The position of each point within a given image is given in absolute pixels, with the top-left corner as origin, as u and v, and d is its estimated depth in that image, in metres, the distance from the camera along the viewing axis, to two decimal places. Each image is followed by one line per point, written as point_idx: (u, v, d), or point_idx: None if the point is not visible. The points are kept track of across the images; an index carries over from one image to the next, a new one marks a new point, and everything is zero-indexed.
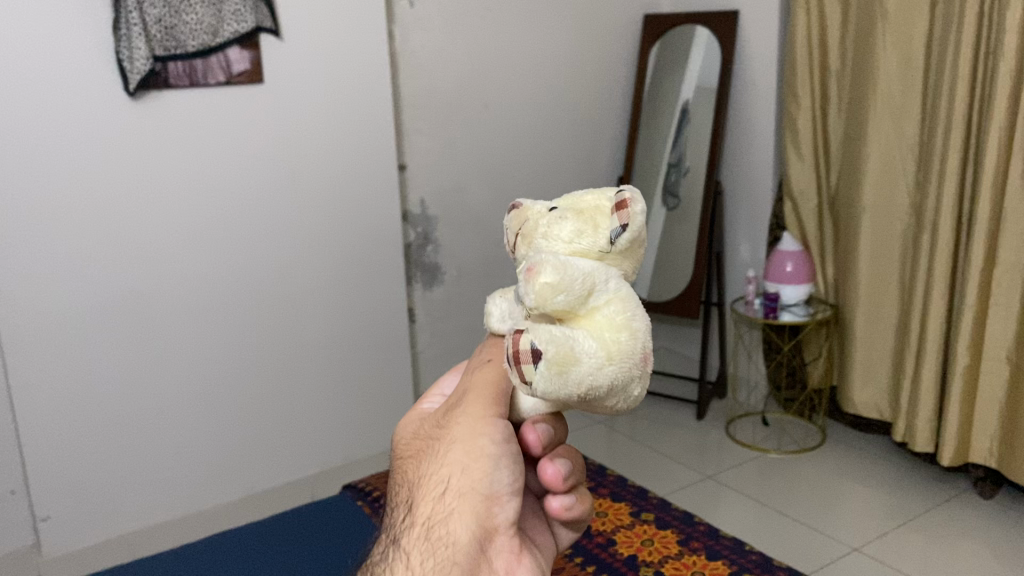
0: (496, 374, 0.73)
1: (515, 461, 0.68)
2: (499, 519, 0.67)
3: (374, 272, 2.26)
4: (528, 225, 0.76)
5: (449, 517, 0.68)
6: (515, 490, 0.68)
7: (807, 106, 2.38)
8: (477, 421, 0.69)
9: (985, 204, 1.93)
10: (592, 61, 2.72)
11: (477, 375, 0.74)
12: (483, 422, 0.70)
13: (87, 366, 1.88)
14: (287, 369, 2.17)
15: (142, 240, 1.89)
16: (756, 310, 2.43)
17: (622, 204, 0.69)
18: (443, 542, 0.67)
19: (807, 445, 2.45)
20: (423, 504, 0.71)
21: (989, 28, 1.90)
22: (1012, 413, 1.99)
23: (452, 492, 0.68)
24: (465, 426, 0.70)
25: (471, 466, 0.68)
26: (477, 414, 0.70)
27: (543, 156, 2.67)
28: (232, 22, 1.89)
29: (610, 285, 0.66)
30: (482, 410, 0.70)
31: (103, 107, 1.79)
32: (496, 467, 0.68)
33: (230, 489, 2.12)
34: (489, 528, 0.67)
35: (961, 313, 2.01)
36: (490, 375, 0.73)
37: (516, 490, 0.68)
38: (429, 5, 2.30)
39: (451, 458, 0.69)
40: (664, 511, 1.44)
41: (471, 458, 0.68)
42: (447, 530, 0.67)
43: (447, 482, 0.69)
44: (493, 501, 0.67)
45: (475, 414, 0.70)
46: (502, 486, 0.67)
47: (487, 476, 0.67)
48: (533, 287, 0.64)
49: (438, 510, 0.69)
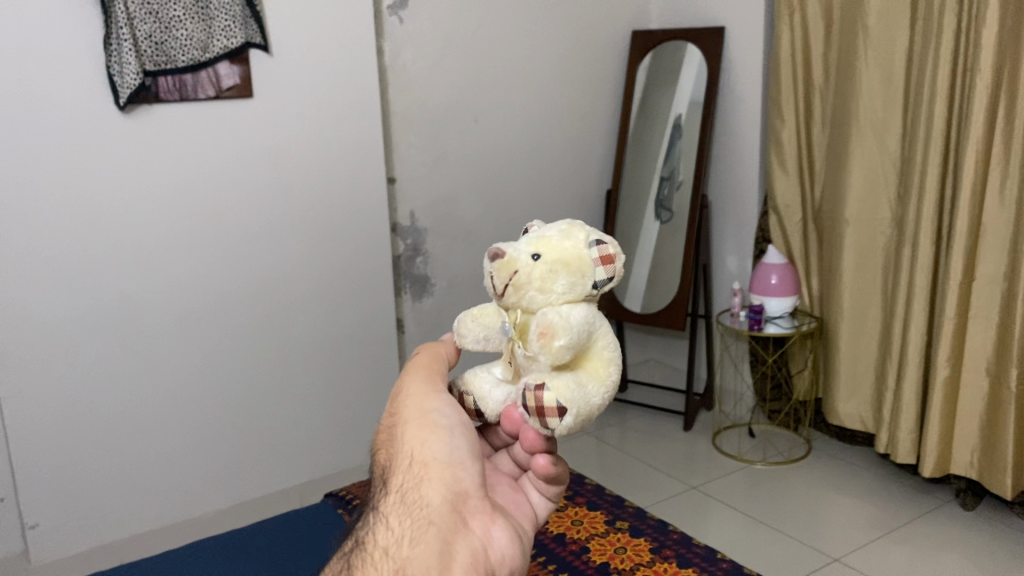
0: (427, 361, 0.89)
1: (464, 431, 0.80)
2: (465, 482, 0.77)
3: (363, 284, 2.29)
4: (521, 278, 0.80)
5: (420, 482, 0.76)
6: (473, 457, 0.79)
7: (791, 120, 2.41)
8: (426, 399, 0.83)
9: (964, 218, 1.95)
10: (582, 77, 2.76)
11: (413, 364, 0.89)
12: (434, 400, 0.83)
13: (79, 375, 1.91)
14: (278, 378, 2.19)
15: (133, 251, 1.92)
16: (742, 322, 2.46)
17: (608, 258, 0.80)
18: (418, 504, 0.75)
19: (793, 457, 2.47)
20: (394, 479, 0.79)
21: (965, 45, 1.93)
22: (992, 426, 2.00)
23: (418, 462, 0.78)
24: (417, 405, 0.82)
25: (431, 437, 0.79)
26: (424, 398, 0.83)
27: (534, 170, 2.70)
28: (222, 37, 1.92)
29: (599, 328, 0.80)
30: (427, 392, 0.84)
31: (95, 121, 1.83)
32: (450, 437, 0.79)
33: (219, 497, 2.15)
34: (458, 491, 0.76)
35: (941, 326, 2.03)
36: (422, 361, 0.88)
37: (473, 456, 0.79)
38: (419, 21, 2.33)
39: (410, 435, 0.80)
40: (639, 519, 1.46)
41: (428, 431, 0.80)
42: (420, 494, 0.76)
43: (412, 455, 0.79)
44: (456, 466, 0.78)
45: (422, 394, 0.83)
46: (460, 452, 0.79)
47: (445, 444, 0.79)
48: (549, 349, 0.76)
49: (407, 481, 0.78)
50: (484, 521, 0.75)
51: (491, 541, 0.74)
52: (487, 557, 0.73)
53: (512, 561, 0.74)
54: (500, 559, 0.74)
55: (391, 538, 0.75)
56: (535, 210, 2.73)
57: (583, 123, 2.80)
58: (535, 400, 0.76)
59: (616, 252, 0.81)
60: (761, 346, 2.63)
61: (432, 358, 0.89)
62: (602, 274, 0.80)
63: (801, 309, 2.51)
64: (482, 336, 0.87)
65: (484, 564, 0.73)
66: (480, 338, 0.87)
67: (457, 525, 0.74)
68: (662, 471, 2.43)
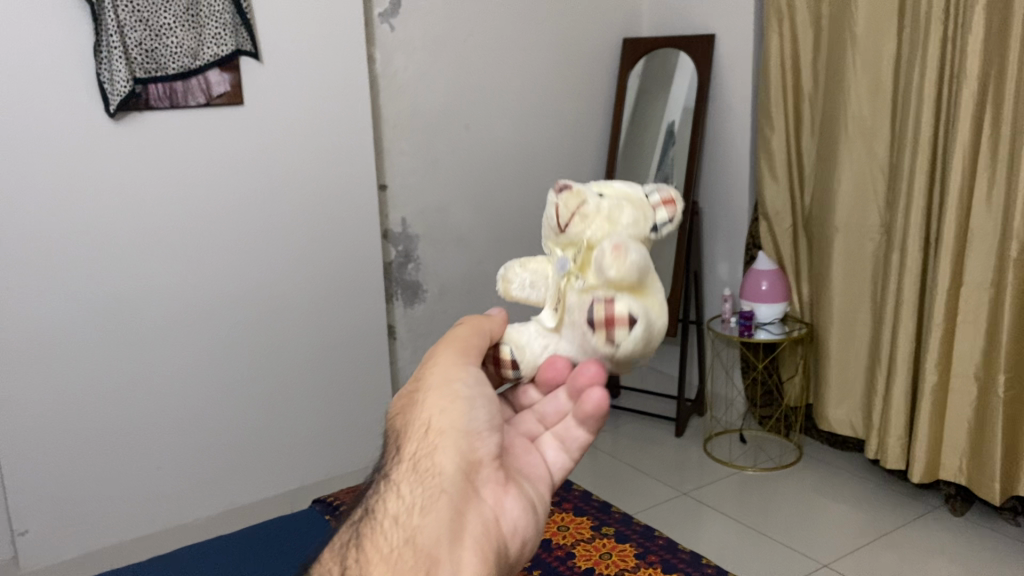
0: (470, 331, 0.83)
1: (486, 400, 0.78)
2: (481, 453, 0.76)
3: (354, 290, 2.30)
4: (590, 205, 0.78)
5: (434, 450, 0.74)
6: (491, 428, 0.77)
7: (780, 127, 2.42)
8: (450, 368, 0.79)
9: (951, 226, 1.96)
10: (574, 84, 2.77)
11: (448, 336, 0.84)
12: (456, 368, 0.79)
13: (69, 382, 1.91)
14: (270, 384, 2.20)
15: (122, 257, 1.93)
16: (732, 328, 2.47)
17: (671, 201, 0.81)
18: (431, 473, 0.73)
19: (783, 462, 2.48)
20: (408, 445, 0.77)
21: (952, 54, 1.94)
22: (980, 432, 2.01)
23: (434, 430, 0.75)
24: (439, 373, 0.79)
25: (450, 405, 0.76)
26: (451, 363, 0.80)
27: (526, 176, 2.71)
28: (213, 45, 1.93)
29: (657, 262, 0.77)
30: (455, 359, 0.80)
31: (84, 127, 1.83)
32: (472, 407, 0.77)
33: (210, 503, 2.15)
34: (473, 460, 0.75)
35: (930, 332, 2.03)
36: (463, 332, 0.83)
37: (493, 427, 0.77)
38: (411, 28, 2.35)
39: (429, 402, 0.77)
40: (625, 524, 1.47)
41: (448, 399, 0.77)
42: (433, 462, 0.74)
43: (429, 422, 0.76)
44: (474, 437, 0.76)
45: (447, 363, 0.80)
46: (480, 423, 0.77)
47: (466, 414, 0.76)
48: (628, 262, 0.70)
49: (421, 448, 0.75)
50: (495, 491, 0.75)
51: (502, 512, 0.74)
52: (496, 527, 0.73)
53: (520, 531, 0.75)
54: (509, 528, 0.74)
55: (401, 506, 0.73)
56: (527, 216, 2.74)
57: (575, 130, 2.81)
58: (606, 309, 0.71)
59: (677, 200, 0.81)
60: (751, 352, 2.64)
61: (475, 328, 0.83)
62: (663, 216, 0.80)
63: (792, 315, 2.51)
64: (531, 283, 0.83)
65: (494, 534, 0.72)
66: (530, 286, 0.83)
67: (470, 494, 0.73)
68: (653, 477, 2.43)
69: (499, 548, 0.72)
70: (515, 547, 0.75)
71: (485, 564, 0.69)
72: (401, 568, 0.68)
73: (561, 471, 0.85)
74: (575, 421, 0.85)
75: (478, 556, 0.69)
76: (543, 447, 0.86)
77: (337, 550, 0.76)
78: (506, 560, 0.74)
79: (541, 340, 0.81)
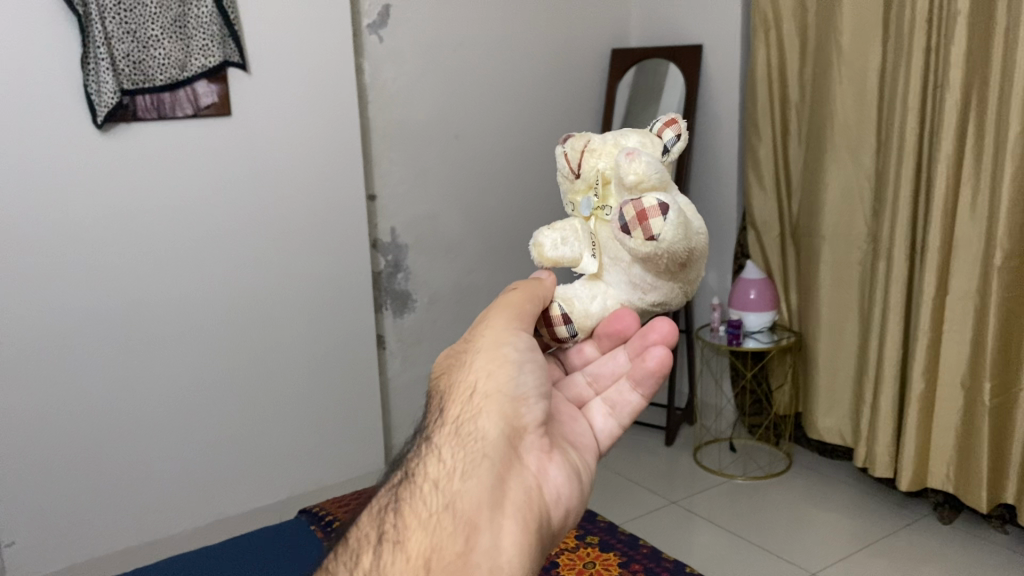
0: (522, 297, 0.85)
1: (534, 367, 0.81)
2: (526, 419, 0.78)
3: (343, 299, 2.30)
4: (592, 143, 0.89)
5: (478, 415, 0.77)
6: (538, 394, 0.80)
7: (767, 137, 2.44)
8: (501, 332, 0.82)
9: (936, 234, 1.96)
10: (563, 94, 2.79)
11: (501, 300, 0.86)
12: (507, 333, 0.82)
13: (55, 393, 1.91)
14: (259, 394, 2.20)
15: (110, 268, 1.93)
16: (721, 337, 2.48)
17: (671, 120, 0.88)
18: (474, 438, 0.75)
19: (773, 471, 2.48)
20: (452, 409, 0.79)
21: (935, 63, 1.96)
22: (967, 440, 2.01)
23: (481, 394, 0.78)
24: (489, 338, 0.81)
25: (498, 371, 0.79)
26: (501, 329, 0.82)
27: (516, 186, 2.72)
28: (200, 57, 1.94)
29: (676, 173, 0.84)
30: (504, 326, 0.82)
31: (72, 138, 1.84)
32: (519, 372, 0.79)
33: (198, 514, 2.15)
34: (516, 426, 0.77)
35: (916, 340, 2.04)
36: (516, 298, 0.85)
37: (539, 394, 0.80)
38: (400, 39, 2.36)
39: (476, 366, 0.80)
40: (609, 535, 1.48)
41: (495, 365, 0.79)
42: (476, 426, 0.76)
43: (475, 386, 0.79)
44: (520, 403, 0.78)
45: (499, 328, 0.82)
46: (526, 388, 0.79)
47: (513, 379, 0.79)
48: (636, 164, 0.79)
49: (465, 411, 0.78)
50: (540, 458, 0.77)
51: (545, 477, 0.76)
52: (539, 493, 0.75)
53: (564, 500, 0.77)
54: (552, 494, 0.76)
55: (442, 471, 0.75)
56: (517, 225, 2.75)
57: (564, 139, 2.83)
58: (635, 208, 0.77)
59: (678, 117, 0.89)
60: (740, 360, 2.65)
61: (527, 295, 0.85)
62: (671, 135, 0.87)
63: (780, 324, 2.53)
64: (563, 241, 0.89)
65: (536, 499, 0.74)
66: (561, 242, 0.89)
67: (513, 459, 0.75)
68: (644, 486, 2.44)
69: (543, 515, 0.74)
70: (558, 514, 0.77)
71: (526, 531, 0.71)
72: (441, 532, 0.71)
73: (610, 436, 0.88)
74: (629, 384, 0.90)
75: (519, 522, 0.71)
76: (592, 412, 0.90)
77: (377, 512, 0.79)
78: (549, 527, 0.75)
79: (591, 287, 0.88)
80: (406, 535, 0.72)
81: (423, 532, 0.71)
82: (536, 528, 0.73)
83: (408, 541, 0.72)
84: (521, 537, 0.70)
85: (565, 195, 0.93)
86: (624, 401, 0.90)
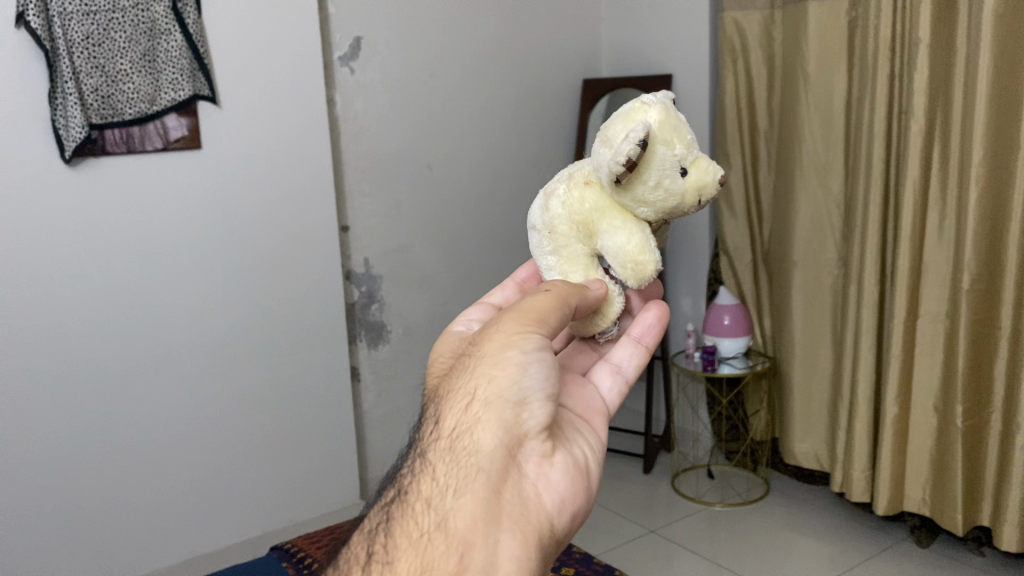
0: (546, 305, 0.82)
1: (542, 369, 0.76)
2: (528, 425, 0.75)
3: (316, 332, 2.29)
4: None
5: (475, 426, 0.74)
6: (542, 397, 0.76)
7: (738, 165, 2.46)
8: (506, 337, 0.78)
9: (905, 257, 1.98)
10: (536, 124, 2.81)
11: (523, 304, 0.82)
12: (514, 336, 0.78)
13: (20, 434, 1.87)
14: (232, 430, 2.18)
15: (77, 304, 1.91)
16: (697, 363, 2.49)
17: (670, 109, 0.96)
18: (468, 451, 0.73)
19: (751, 497, 2.49)
20: (449, 418, 0.77)
21: (900, 87, 1.98)
22: (941, 464, 2.03)
23: (478, 403, 0.75)
24: (495, 343, 0.78)
25: (499, 378, 0.75)
26: (508, 331, 0.79)
27: (491, 215, 2.72)
28: (170, 91, 1.95)
29: None
30: (511, 328, 0.79)
31: (38, 174, 1.82)
32: (525, 373, 0.76)
33: (170, 551, 2.11)
34: (515, 434, 0.74)
35: (889, 361, 2.05)
36: (539, 305, 0.81)
37: (543, 398, 0.76)
38: (371, 72, 2.37)
39: (478, 374, 0.77)
40: (585, 566, 1.51)
41: (498, 369, 0.76)
42: (472, 439, 0.73)
43: (473, 394, 0.76)
44: (521, 408, 0.75)
45: (505, 332, 0.79)
46: (529, 393, 0.75)
47: (515, 384, 0.75)
48: None
49: (461, 423, 0.75)
50: (539, 464, 0.75)
51: (545, 485, 0.74)
52: (538, 502, 0.73)
53: (566, 506, 0.75)
54: (553, 501, 0.74)
55: (435, 489, 0.73)
56: (492, 254, 2.75)
57: (537, 171, 2.84)
58: None
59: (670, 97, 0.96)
60: (716, 387, 2.65)
61: (557, 300, 0.83)
62: None
63: (755, 349, 2.54)
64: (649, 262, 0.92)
65: (534, 510, 0.72)
66: None
67: (510, 469, 0.73)
68: (622, 516, 2.41)
69: (541, 526, 0.73)
70: (562, 520, 0.75)
71: (524, 546, 0.70)
72: (432, 552, 0.69)
73: (617, 396, 0.92)
74: (631, 342, 0.95)
75: (517, 537, 0.70)
76: (597, 376, 0.93)
77: (369, 529, 0.79)
78: (551, 535, 0.74)
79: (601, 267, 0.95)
80: (395, 555, 0.72)
81: (412, 553, 0.71)
82: (533, 540, 0.71)
83: (398, 562, 0.71)
84: (516, 554, 0.69)
85: (677, 211, 0.90)
86: (628, 357, 0.94)
